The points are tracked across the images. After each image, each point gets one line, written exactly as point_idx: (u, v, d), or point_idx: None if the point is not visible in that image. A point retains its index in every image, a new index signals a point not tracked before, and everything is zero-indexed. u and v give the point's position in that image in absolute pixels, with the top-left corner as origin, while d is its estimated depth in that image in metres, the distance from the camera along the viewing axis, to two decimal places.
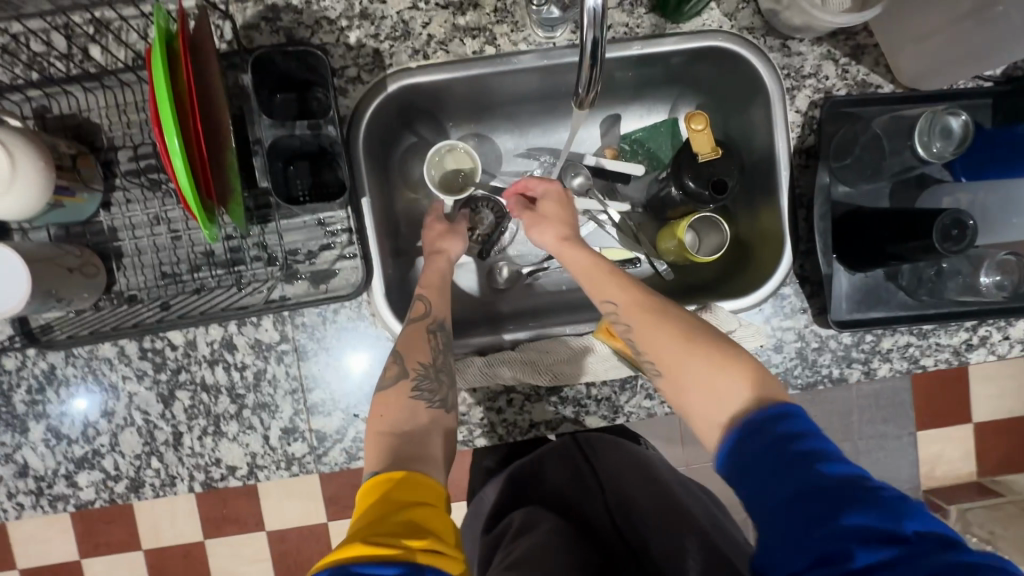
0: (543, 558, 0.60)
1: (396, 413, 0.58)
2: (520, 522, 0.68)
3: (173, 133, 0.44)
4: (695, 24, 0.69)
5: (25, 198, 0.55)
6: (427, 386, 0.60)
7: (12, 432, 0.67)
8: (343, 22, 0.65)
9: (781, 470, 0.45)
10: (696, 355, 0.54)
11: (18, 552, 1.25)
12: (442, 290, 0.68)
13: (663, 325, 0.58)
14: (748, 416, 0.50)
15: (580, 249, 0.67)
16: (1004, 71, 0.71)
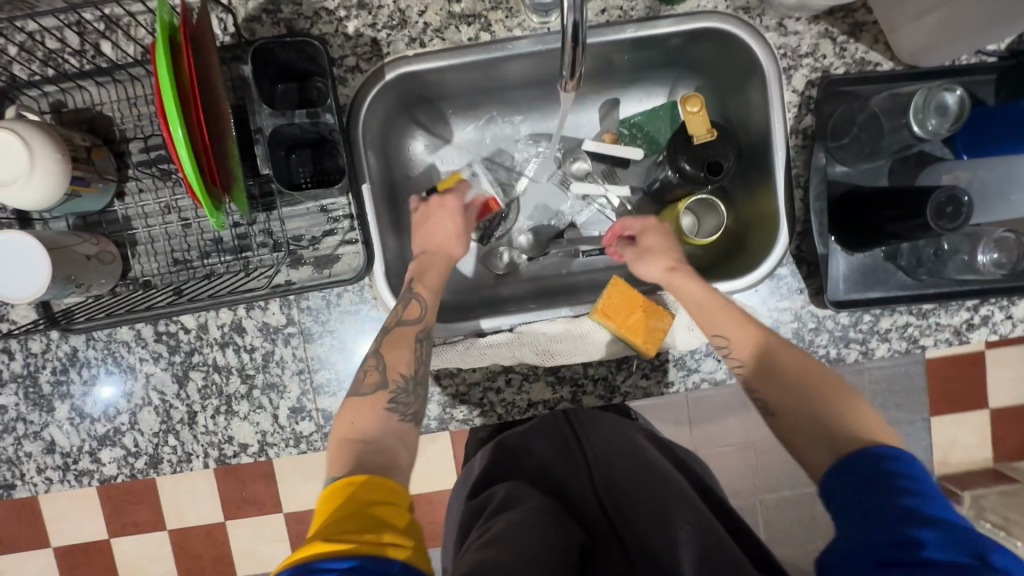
0: (520, 534, 0.57)
1: (368, 424, 0.60)
2: (503, 497, 0.67)
3: (178, 124, 0.47)
4: (690, 5, 0.69)
5: (44, 187, 0.58)
6: (405, 400, 0.62)
7: (40, 411, 0.71)
8: (342, 12, 0.67)
9: (872, 488, 0.47)
10: (821, 388, 0.56)
11: (51, 531, 1.31)
12: (438, 295, 0.69)
13: (774, 355, 0.60)
14: (861, 451, 0.50)
15: (692, 281, 0.67)
16: (1010, 46, 0.69)
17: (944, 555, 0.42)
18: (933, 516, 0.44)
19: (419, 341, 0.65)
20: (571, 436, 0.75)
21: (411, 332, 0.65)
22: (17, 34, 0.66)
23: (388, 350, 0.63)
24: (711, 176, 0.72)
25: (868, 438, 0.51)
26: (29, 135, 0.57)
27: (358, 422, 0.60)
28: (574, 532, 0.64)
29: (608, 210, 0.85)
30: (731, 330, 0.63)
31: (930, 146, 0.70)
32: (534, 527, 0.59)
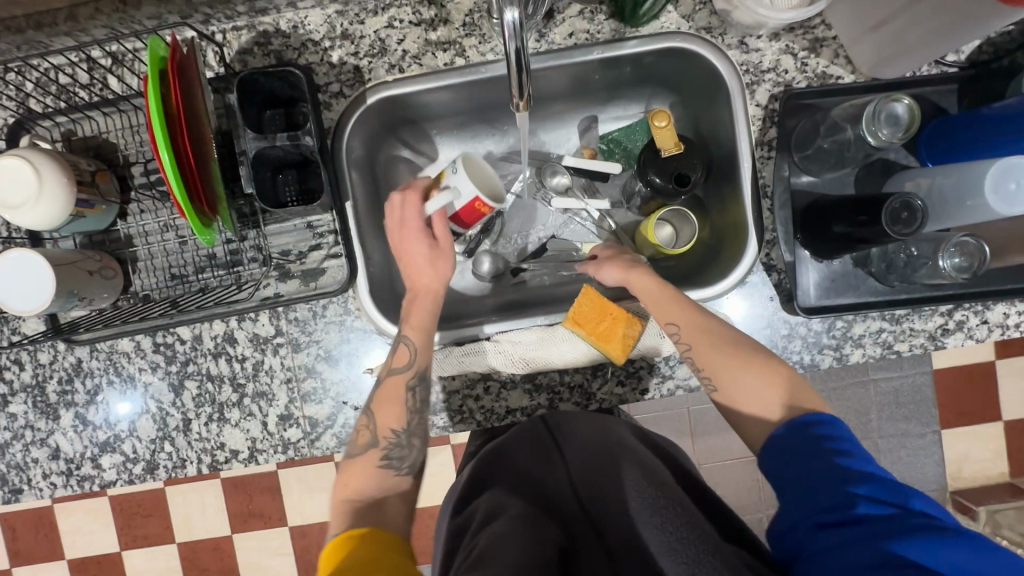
0: (503, 544, 0.54)
1: (366, 481, 0.64)
2: (485, 509, 0.62)
3: (165, 148, 0.52)
4: (654, 27, 0.73)
5: (49, 189, 0.62)
6: (397, 454, 0.66)
7: (47, 419, 0.76)
8: (327, 43, 0.72)
9: (807, 454, 0.52)
10: (758, 366, 0.61)
11: (65, 543, 1.35)
12: (427, 336, 0.69)
13: (715, 338, 0.63)
14: (795, 421, 0.55)
15: (648, 276, 0.70)
16: (971, 56, 0.71)
17: (876, 509, 0.46)
18: (858, 472, 0.48)
19: (409, 390, 0.67)
20: (552, 440, 0.73)
21: (402, 380, 0.67)
22: (34, 71, 0.72)
23: (380, 407, 0.67)
24: (679, 188, 0.75)
25: (800, 409, 0.57)
26: (39, 162, 0.62)
27: (358, 482, 0.64)
28: (553, 534, 0.58)
29: (588, 222, 0.88)
30: (677, 321, 0.65)
31: (895, 155, 0.72)
32: (521, 537, 0.55)
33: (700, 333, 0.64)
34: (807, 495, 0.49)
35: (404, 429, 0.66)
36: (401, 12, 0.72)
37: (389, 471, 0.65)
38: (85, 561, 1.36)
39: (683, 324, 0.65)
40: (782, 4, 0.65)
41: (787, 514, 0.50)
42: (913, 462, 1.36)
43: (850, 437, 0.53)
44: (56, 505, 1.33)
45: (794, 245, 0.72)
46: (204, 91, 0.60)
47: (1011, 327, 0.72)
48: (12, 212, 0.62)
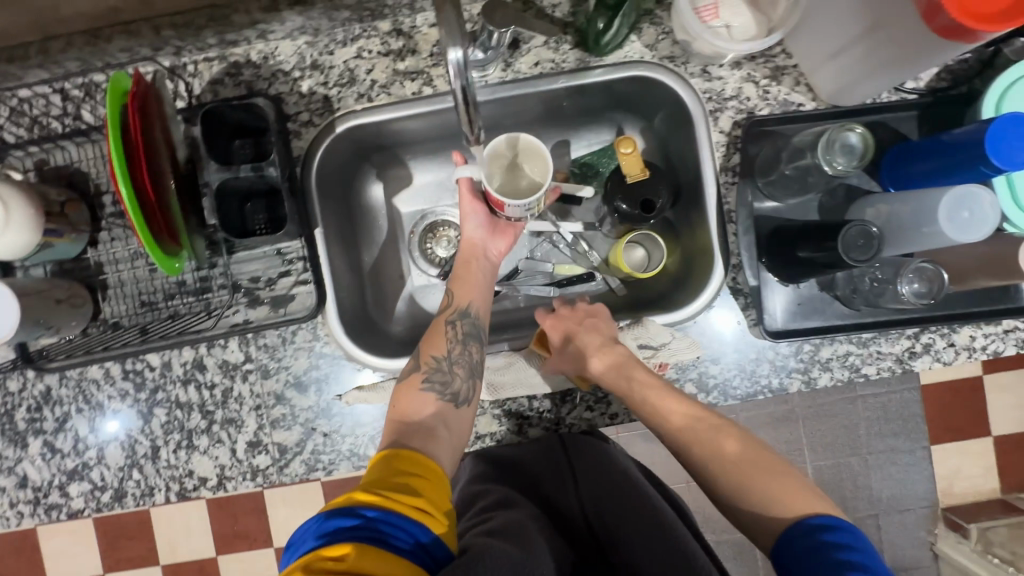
0: (525, 537, 0.59)
1: (410, 405, 0.64)
2: (499, 497, 0.67)
3: (125, 182, 0.52)
4: (619, 56, 0.74)
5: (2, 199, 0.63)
6: (437, 379, 0.66)
7: (15, 447, 0.76)
8: (296, 73, 0.73)
9: (818, 556, 0.50)
10: (755, 468, 0.59)
11: (48, 566, 1.34)
12: (471, 284, 0.74)
13: (705, 434, 0.62)
14: (797, 524, 0.54)
15: (632, 370, 0.68)
16: (931, 83, 0.72)
17: None
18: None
19: (450, 322, 0.70)
20: (568, 462, 0.72)
21: (445, 314, 0.71)
22: (9, 102, 0.73)
23: (427, 336, 0.70)
24: (645, 214, 0.75)
25: (803, 511, 0.55)
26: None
27: (405, 404, 0.64)
28: (563, 548, 0.68)
29: (562, 243, 0.87)
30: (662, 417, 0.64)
31: (858, 180, 0.72)
32: (529, 526, 0.62)
33: (692, 429, 0.63)
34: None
35: (444, 356, 0.68)
36: (370, 43, 0.74)
37: (430, 393, 0.65)
38: None
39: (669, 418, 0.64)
40: (738, 35, 0.67)
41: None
42: (902, 478, 1.35)
43: (867, 548, 0.50)
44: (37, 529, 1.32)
45: (759, 268, 0.72)
46: (166, 123, 0.61)
47: (978, 350, 0.72)
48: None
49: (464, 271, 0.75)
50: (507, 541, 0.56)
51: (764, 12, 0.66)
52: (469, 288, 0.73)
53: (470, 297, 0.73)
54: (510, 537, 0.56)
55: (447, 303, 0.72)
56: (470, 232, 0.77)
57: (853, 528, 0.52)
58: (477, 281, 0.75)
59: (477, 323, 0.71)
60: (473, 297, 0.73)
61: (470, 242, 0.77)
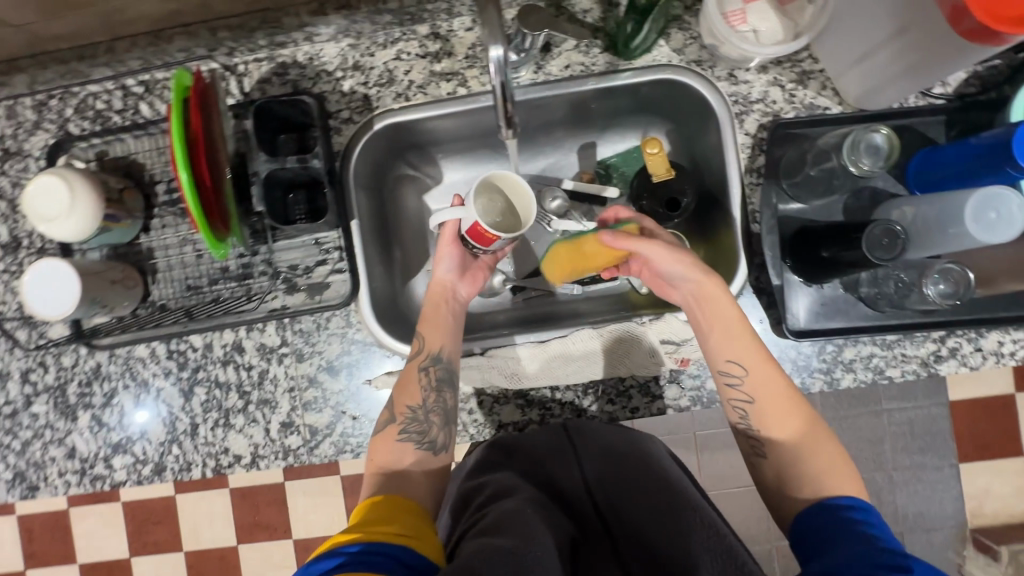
0: (519, 522, 0.57)
1: (387, 455, 0.66)
2: (494, 488, 0.66)
3: (185, 168, 0.56)
4: (647, 60, 0.77)
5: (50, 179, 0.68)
6: (414, 428, 0.68)
7: (66, 419, 0.80)
8: (339, 73, 0.77)
9: (838, 532, 0.54)
10: (810, 440, 0.62)
11: (78, 547, 1.38)
12: (441, 325, 0.74)
13: (783, 394, 0.64)
14: (827, 502, 0.58)
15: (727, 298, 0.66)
16: (959, 88, 0.73)
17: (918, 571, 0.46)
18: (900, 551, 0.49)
19: (424, 369, 0.71)
20: (570, 443, 0.72)
21: (416, 362, 0.71)
22: (75, 97, 0.78)
23: (399, 386, 0.70)
24: (670, 212, 0.77)
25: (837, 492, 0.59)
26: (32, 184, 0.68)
27: (378, 457, 0.67)
28: (565, 523, 0.65)
29: None
30: (749, 361, 0.65)
31: (883, 183, 0.73)
32: (528, 515, 0.60)
33: (771, 388, 0.64)
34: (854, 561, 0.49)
35: (420, 406, 0.69)
36: (409, 46, 0.77)
37: (409, 443, 0.67)
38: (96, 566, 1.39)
39: (753, 370, 0.65)
40: (766, 39, 0.69)
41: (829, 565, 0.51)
42: (928, 496, 1.32)
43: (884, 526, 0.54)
44: (70, 510, 1.37)
45: (783, 269, 0.73)
46: (222, 116, 0.65)
47: (1006, 355, 0.72)
48: (46, 224, 0.68)
49: (433, 315, 0.74)
50: (502, 535, 0.55)
51: (791, 17, 0.68)
52: (438, 333, 0.73)
53: (438, 343, 0.72)
54: (507, 532, 0.55)
55: (417, 350, 0.72)
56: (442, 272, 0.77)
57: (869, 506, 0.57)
58: (445, 322, 0.74)
59: (450, 367, 0.71)
60: (443, 342, 0.72)
61: (441, 280, 0.76)
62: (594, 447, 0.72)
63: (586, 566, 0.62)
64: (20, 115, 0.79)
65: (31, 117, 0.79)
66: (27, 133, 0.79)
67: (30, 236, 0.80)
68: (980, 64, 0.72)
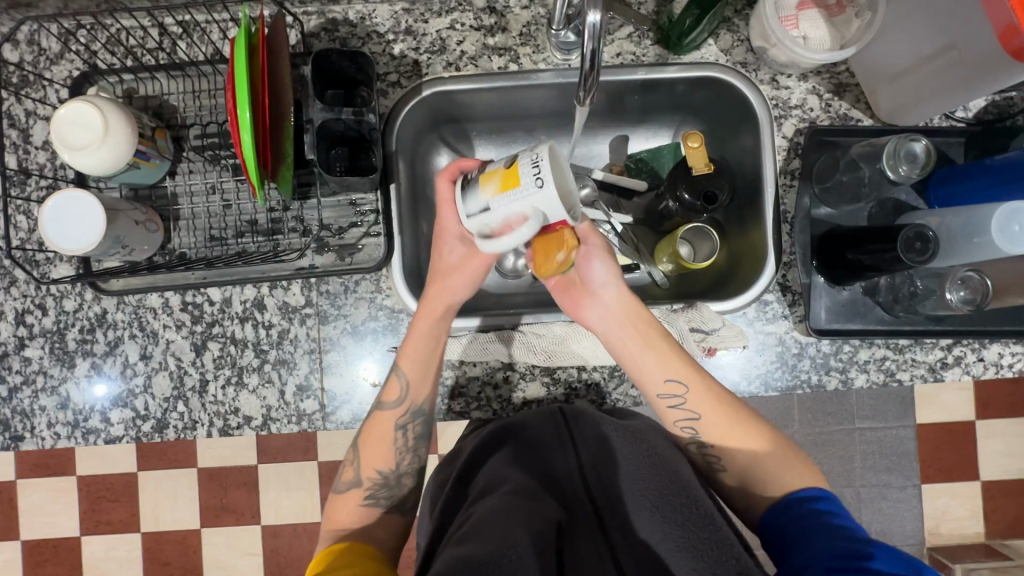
0: (494, 523, 0.56)
1: (346, 516, 0.67)
2: (484, 482, 0.66)
3: (248, 107, 0.55)
4: (694, 56, 0.79)
5: (66, 123, 0.64)
6: (382, 494, 0.68)
7: (61, 366, 0.75)
8: (390, 36, 0.77)
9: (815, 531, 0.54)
10: (751, 433, 0.67)
11: (22, 522, 1.25)
12: (426, 375, 0.70)
13: (723, 413, 0.68)
14: (791, 500, 0.60)
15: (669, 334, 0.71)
16: (977, 115, 0.78)
17: (891, 565, 0.46)
18: (867, 538, 0.50)
19: (401, 428, 0.69)
20: (567, 431, 0.71)
21: (393, 417, 0.69)
22: (108, 29, 0.75)
23: (370, 446, 0.69)
24: (706, 206, 0.78)
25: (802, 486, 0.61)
26: (61, 137, 0.64)
27: (340, 515, 0.67)
28: (553, 509, 0.61)
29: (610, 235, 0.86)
30: (686, 376, 0.69)
31: (905, 196, 0.77)
32: (510, 511, 0.58)
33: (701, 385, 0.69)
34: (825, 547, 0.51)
35: (393, 469, 0.69)
36: (464, 16, 0.77)
37: (373, 507, 0.68)
38: (38, 546, 1.26)
39: (691, 386, 0.69)
40: (815, 45, 0.73)
41: (801, 561, 0.51)
42: (894, 516, 1.31)
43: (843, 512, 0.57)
44: (18, 481, 1.25)
45: (811, 269, 0.76)
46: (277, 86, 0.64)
47: (1004, 366, 0.77)
48: (71, 153, 0.64)
49: (425, 354, 0.70)
50: (479, 540, 0.53)
51: (838, 28, 0.73)
52: (422, 381, 0.70)
53: (422, 397, 0.70)
54: (484, 538, 0.54)
55: (398, 402, 0.69)
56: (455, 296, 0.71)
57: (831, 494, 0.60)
58: (431, 371, 0.70)
59: (427, 421, 0.71)
60: (425, 396, 0.70)
61: (452, 304, 0.71)
62: (589, 432, 0.70)
63: (570, 550, 0.59)
64: (44, 42, 0.75)
65: (56, 45, 0.75)
66: (49, 61, 0.75)
67: (40, 168, 0.75)
68: (998, 95, 0.77)
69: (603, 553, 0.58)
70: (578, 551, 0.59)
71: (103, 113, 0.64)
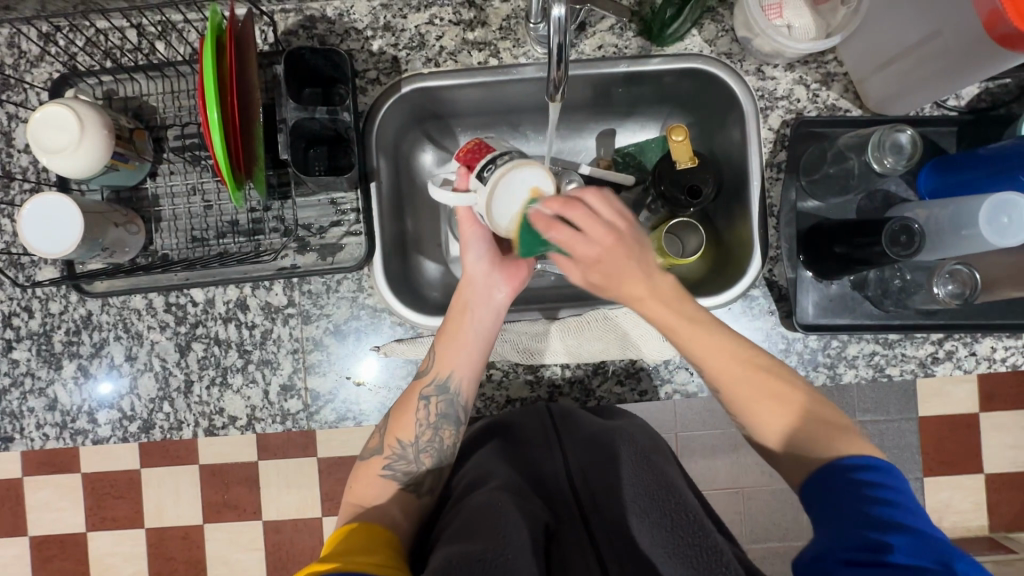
0: (485, 522, 0.55)
1: (370, 489, 0.67)
2: (471, 478, 0.66)
3: (216, 107, 0.55)
4: (678, 47, 0.77)
5: (41, 130, 0.64)
6: (400, 467, 0.68)
7: (48, 368, 0.76)
8: (368, 32, 0.76)
9: (846, 502, 0.52)
10: (782, 402, 0.61)
11: (28, 519, 1.27)
12: (458, 349, 0.70)
13: (750, 373, 0.62)
14: (836, 463, 0.55)
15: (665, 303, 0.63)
16: (970, 103, 0.76)
17: (910, 561, 0.47)
18: (897, 522, 0.49)
19: (425, 399, 0.70)
20: (553, 428, 0.69)
21: (423, 386, 0.70)
22: (86, 31, 0.75)
23: (398, 413, 0.70)
24: (691, 199, 0.77)
25: (844, 450, 0.56)
26: (41, 142, 0.64)
27: (361, 488, 0.68)
28: (540, 511, 0.61)
29: None
30: (700, 349, 0.63)
31: (896, 188, 0.75)
32: (501, 503, 0.58)
33: (711, 347, 0.63)
34: (839, 531, 0.51)
35: (412, 442, 0.69)
36: (443, 11, 0.76)
37: (394, 479, 0.68)
38: (43, 541, 1.28)
39: (708, 356, 0.63)
40: (799, 35, 0.71)
41: (820, 540, 0.51)
42: None
43: (895, 483, 0.52)
44: (22, 479, 1.27)
45: (797, 263, 0.75)
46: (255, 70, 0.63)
47: (997, 360, 0.75)
48: (63, 154, 0.64)
49: (456, 328, 0.71)
50: (473, 539, 0.53)
51: (824, 17, 0.71)
52: (452, 358, 0.70)
53: (449, 370, 0.70)
54: (475, 537, 0.53)
55: (427, 372, 0.71)
56: (472, 265, 0.73)
57: (891, 469, 0.54)
58: (465, 343, 0.71)
59: (452, 401, 0.70)
60: (455, 371, 0.70)
61: (470, 277, 0.73)
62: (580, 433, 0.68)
63: (556, 557, 0.58)
64: (24, 46, 0.75)
65: (35, 48, 0.75)
66: (30, 64, 0.75)
67: (24, 171, 0.76)
68: (992, 82, 0.75)
69: (591, 558, 0.57)
70: (563, 558, 0.58)
71: (77, 116, 0.64)
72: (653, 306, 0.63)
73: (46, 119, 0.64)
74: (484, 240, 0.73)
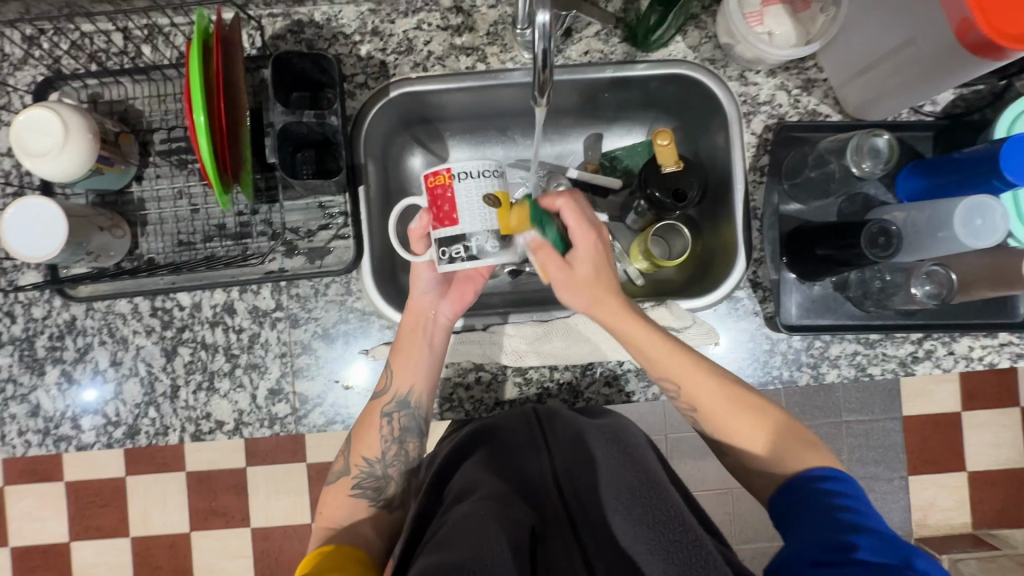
0: (470, 530, 0.55)
1: (339, 511, 0.68)
2: (459, 489, 0.65)
3: (202, 112, 0.55)
4: (663, 54, 0.79)
5: (25, 133, 0.63)
6: (368, 484, 0.70)
7: (31, 374, 0.75)
8: (356, 37, 0.76)
9: (817, 514, 0.54)
10: (754, 420, 0.64)
11: (9, 529, 1.25)
12: (411, 368, 0.71)
13: (722, 394, 0.65)
14: (800, 476, 0.59)
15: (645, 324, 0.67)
16: (946, 109, 0.78)
17: (874, 557, 0.48)
18: (859, 524, 0.51)
19: (387, 416, 0.71)
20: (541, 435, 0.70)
21: (383, 404, 0.71)
22: (71, 35, 0.74)
23: (361, 434, 0.71)
24: (677, 203, 0.78)
25: (807, 464, 0.60)
26: (25, 146, 0.64)
27: (333, 510, 0.68)
28: (526, 514, 0.62)
29: None
30: (674, 372, 0.66)
31: (875, 191, 0.77)
32: (485, 516, 0.57)
33: (680, 366, 0.66)
34: (813, 537, 0.52)
35: (378, 458, 0.70)
36: (430, 16, 0.77)
37: (361, 500, 0.69)
38: (25, 551, 1.26)
39: (681, 382, 0.66)
40: (779, 42, 0.73)
41: (788, 549, 0.53)
42: (881, 507, 1.31)
43: (853, 492, 0.56)
44: (4, 487, 1.25)
45: (780, 266, 0.76)
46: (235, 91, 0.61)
47: (975, 360, 0.77)
48: (46, 158, 0.64)
49: (408, 346, 0.72)
50: (453, 548, 0.52)
51: (803, 25, 0.73)
52: (409, 373, 0.72)
53: (406, 387, 0.71)
54: (456, 546, 0.52)
55: (386, 391, 0.72)
56: (420, 294, 0.73)
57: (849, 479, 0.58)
58: (418, 360, 0.72)
59: (415, 415, 0.72)
60: (412, 386, 0.72)
61: (420, 301, 0.73)
62: (562, 436, 0.69)
63: (544, 556, 0.59)
64: (7, 49, 0.75)
65: (19, 51, 0.75)
66: (13, 67, 0.75)
67: (7, 174, 0.75)
68: (966, 89, 0.77)
69: (575, 556, 0.59)
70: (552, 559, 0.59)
71: (61, 120, 0.64)
72: (630, 328, 0.66)
73: (30, 123, 0.63)
74: (433, 268, 0.72)
